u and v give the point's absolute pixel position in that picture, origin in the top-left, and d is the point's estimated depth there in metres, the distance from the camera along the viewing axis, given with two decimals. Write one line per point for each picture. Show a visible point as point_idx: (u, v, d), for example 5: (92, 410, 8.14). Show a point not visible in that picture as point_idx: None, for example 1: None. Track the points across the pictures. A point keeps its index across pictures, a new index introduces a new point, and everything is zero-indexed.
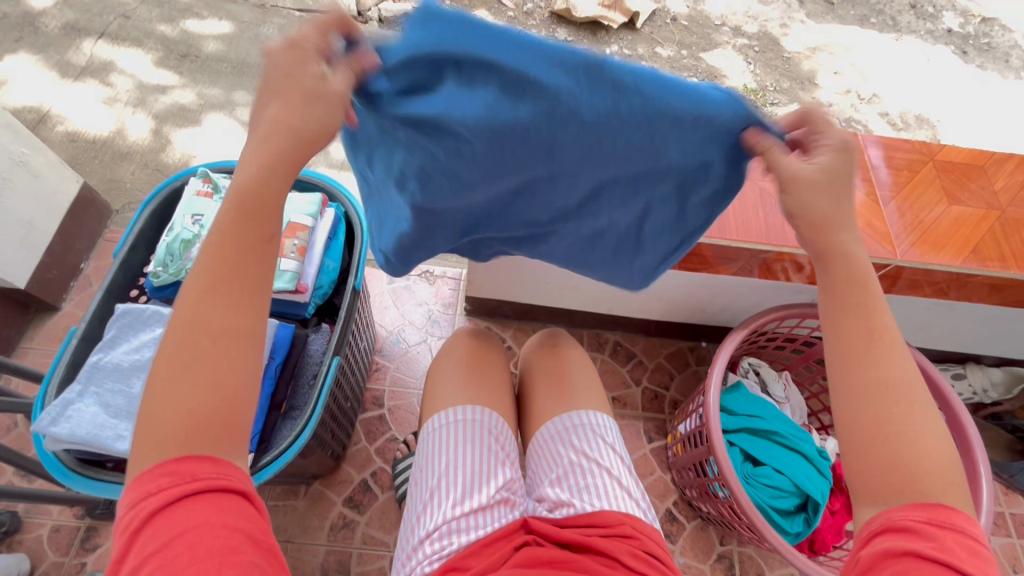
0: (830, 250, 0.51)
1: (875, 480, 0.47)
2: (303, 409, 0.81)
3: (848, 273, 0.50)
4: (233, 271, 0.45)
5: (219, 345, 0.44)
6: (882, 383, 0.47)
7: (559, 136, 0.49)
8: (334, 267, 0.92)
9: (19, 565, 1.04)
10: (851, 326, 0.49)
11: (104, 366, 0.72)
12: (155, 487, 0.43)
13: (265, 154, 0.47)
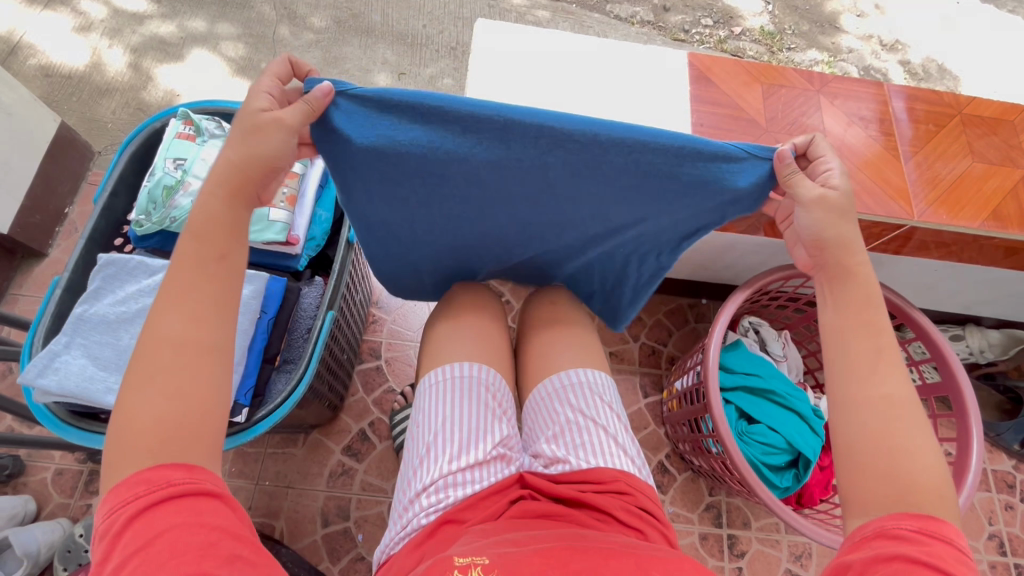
0: (849, 277, 0.56)
1: (872, 491, 0.49)
2: (297, 363, 0.79)
3: (858, 294, 0.56)
4: (193, 293, 0.48)
5: (183, 358, 0.46)
6: (882, 399, 0.51)
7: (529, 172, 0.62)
8: (327, 217, 0.88)
9: (25, 506, 1.07)
10: (856, 343, 0.54)
11: (90, 318, 0.69)
12: (132, 495, 0.43)
13: (230, 187, 0.51)
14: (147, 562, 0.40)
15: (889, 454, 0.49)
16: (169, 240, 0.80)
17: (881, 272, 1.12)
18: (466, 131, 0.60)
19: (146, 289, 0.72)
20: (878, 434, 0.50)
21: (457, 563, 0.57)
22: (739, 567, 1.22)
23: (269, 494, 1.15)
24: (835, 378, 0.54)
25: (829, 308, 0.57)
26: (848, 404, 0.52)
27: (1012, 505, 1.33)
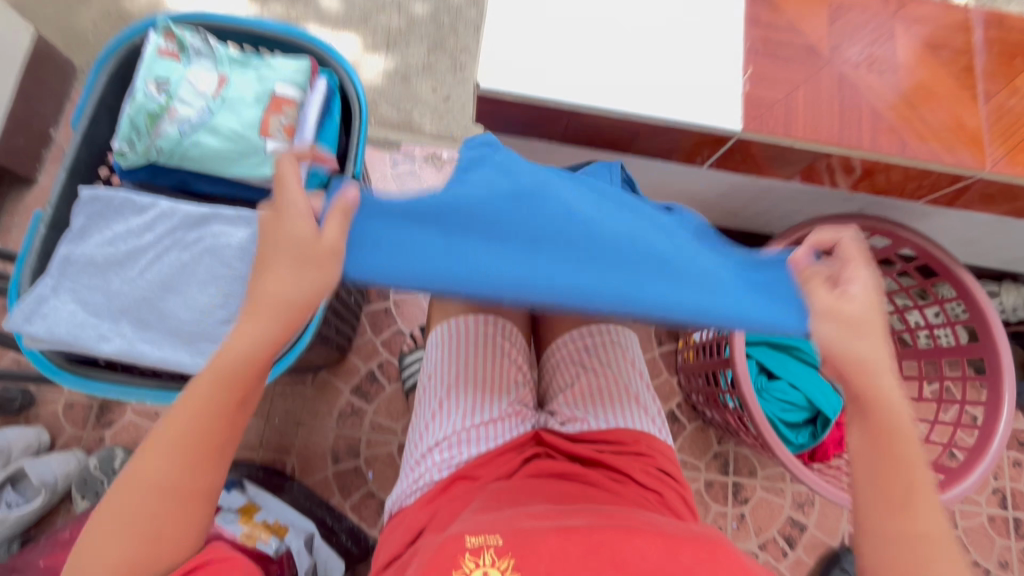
0: (874, 401, 0.50)
1: (882, 556, 0.48)
2: (302, 311, 0.75)
3: (886, 423, 0.50)
4: (188, 432, 0.49)
5: (165, 507, 0.48)
6: (911, 487, 0.49)
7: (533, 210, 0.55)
8: (330, 151, 0.80)
9: (39, 438, 1.08)
10: (882, 471, 0.50)
11: (76, 260, 0.64)
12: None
13: (259, 325, 0.49)
14: None
15: (910, 535, 0.48)
16: (158, 173, 0.73)
17: (928, 225, 1.04)
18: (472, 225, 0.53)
19: (135, 230, 0.66)
20: (893, 500, 0.49)
21: (469, 544, 0.52)
22: (742, 513, 1.24)
23: (280, 432, 1.15)
24: (863, 501, 0.50)
25: (848, 418, 0.53)
26: (868, 479, 0.50)
27: (1020, 462, 1.33)
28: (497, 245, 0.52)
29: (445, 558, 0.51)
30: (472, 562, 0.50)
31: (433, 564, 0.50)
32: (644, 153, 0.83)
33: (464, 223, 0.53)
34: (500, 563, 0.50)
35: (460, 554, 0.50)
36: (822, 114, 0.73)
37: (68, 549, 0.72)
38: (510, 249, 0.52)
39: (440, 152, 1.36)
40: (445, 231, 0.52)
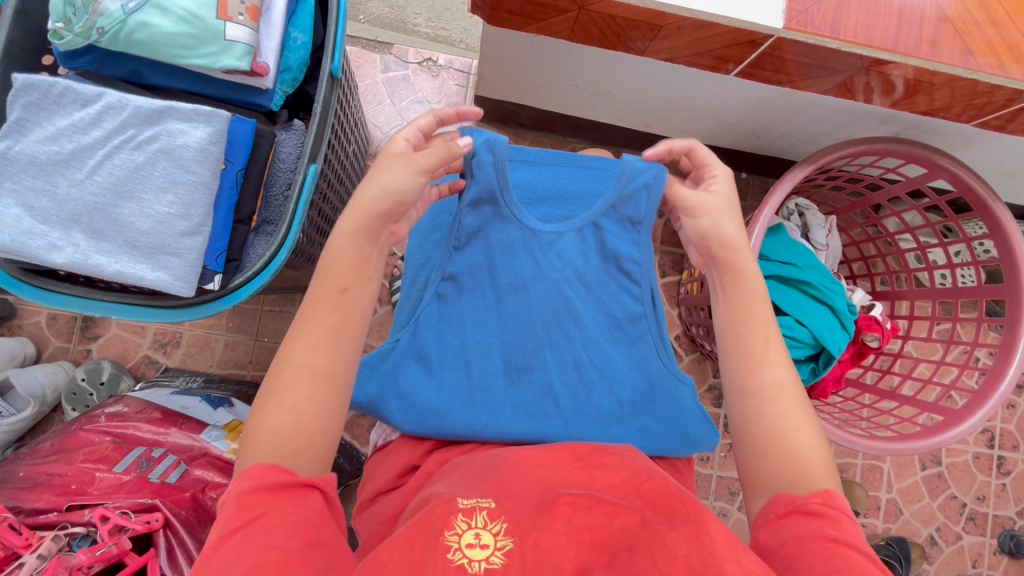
0: (753, 390, 0.59)
1: (765, 470, 0.56)
2: (278, 225, 0.68)
3: (755, 386, 0.59)
4: (338, 326, 0.55)
5: (310, 384, 0.52)
6: (774, 422, 0.57)
7: (485, 383, 0.70)
8: (304, 42, 0.69)
9: (24, 349, 1.05)
10: (753, 414, 0.58)
11: (16, 158, 0.56)
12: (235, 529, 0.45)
13: (358, 230, 0.56)
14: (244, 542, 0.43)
15: (777, 446, 0.56)
16: (105, 60, 0.63)
17: (969, 153, 0.95)
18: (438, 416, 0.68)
19: (81, 125, 0.57)
20: (765, 434, 0.57)
21: (461, 506, 0.50)
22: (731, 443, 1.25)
23: (269, 350, 1.13)
24: (738, 407, 0.60)
25: (732, 403, 0.61)
26: (742, 397, 0.60)
27: (1015, 404, 1.32)
28: (454, 420, 0.68)
29: (435, 518, 0.48)
30: (464, 524, 0.47)
31: (424, 523, 0.48)
32: (664, 56, 0.72)
33: (434, 397, 0.69)
34: (493, 527, 0.48)
35: (452, 515, 0.48)
36: (878, 12, 0.62)
37: (50, 461, 0.71)
38: (471, 375, 0.70)
39: (435, 57, 1.23)
40: (425, 415, 0.68)
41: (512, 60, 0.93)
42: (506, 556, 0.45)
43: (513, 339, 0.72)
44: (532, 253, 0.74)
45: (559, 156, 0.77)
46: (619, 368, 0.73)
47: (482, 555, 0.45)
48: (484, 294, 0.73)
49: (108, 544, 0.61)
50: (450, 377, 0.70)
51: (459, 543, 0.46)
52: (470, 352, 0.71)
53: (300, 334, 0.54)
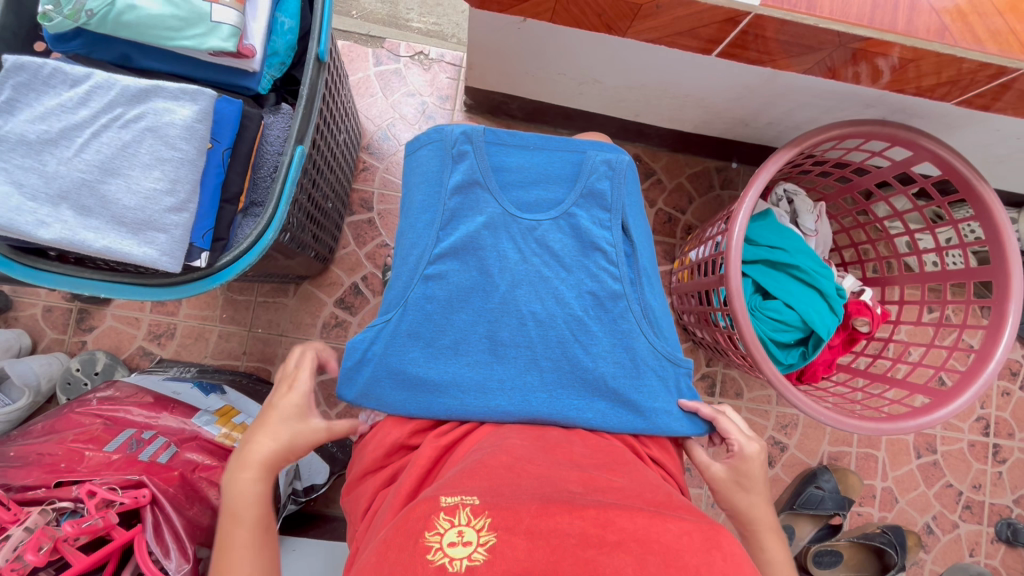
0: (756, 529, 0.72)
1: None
2: (264, 206, 0.69)
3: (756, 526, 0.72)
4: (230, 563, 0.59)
5: None
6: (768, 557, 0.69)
7: (472, 363, 0.71)
8: (291, 27, 0.70)
9: (19, 341, 1.06)
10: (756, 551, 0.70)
11: (4, 136, 0.56)
12: None
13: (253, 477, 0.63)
14: None
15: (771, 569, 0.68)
16: (95, 44, 0.64)
17: (955, 136, 0.96)
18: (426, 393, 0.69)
19: (69, 105, 0.59)
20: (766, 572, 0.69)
21: (443, 505, 0.51)
22: None
23: (263, 341, 1.14)
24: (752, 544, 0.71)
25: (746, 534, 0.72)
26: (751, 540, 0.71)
27: (1009, 392, 1.32)
28: (443, 397, 0.69)
29: (416, 519, 0.50)
30: (446, 523, 0.48)
31: (405, 526, 0.49)
32: (646, 37, 0.73)
33: (421, 375, 0.70)
34: (476, 523, 0.48)
35: (433, 515, 0.49)
36: None
37: (40, 441, 0.72)
38: (459, 355, 0.71)
39: (427, 51, 1.25)
40: (414, 392, 0.70)
41: (499, 49, 0.94)
42: (489, 551, 0.45)
43: (499, 316, 0.72)
44: (517, 234, 0.75)
45: (552, 140, 0.78)
46: (602, 345, 0.73)
47: (464, 553, 0.45)
48: (472, 274, 0.73)
49: (94, 518, 0.61)
50: (436, 356, 0.71)
51: (441, 542, 0.47)
52: (459, 332, 0.72)
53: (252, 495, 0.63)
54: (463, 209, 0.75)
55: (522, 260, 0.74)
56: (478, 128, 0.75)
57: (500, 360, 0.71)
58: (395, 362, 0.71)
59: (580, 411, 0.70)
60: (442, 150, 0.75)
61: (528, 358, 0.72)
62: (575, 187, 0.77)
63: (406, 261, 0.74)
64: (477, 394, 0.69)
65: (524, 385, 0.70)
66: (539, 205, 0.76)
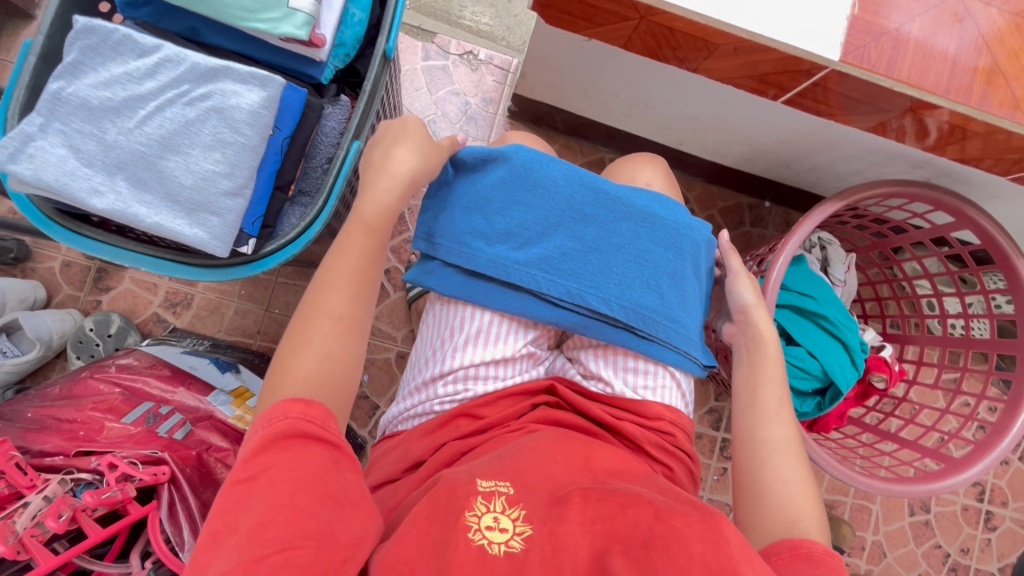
0: (753, 438, 0.63)
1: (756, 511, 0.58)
2: (315, 196, 0.68)
3: (754, 415, 0.65)
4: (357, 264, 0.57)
5: (333, 328, 0.53)
6: (768, 466, 0.60)
7: (563, 227, 0.68)
8: (361, 19, 0.69)
9: (35, 293, 1.05)
10: (760, 451, 0.62)
11: (69, 100, 0.56)
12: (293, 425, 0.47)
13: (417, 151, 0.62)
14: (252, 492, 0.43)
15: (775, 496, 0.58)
16: (164, 14, 0.63)
17: (995, 206, 0.96)
18: (528, 200, 0.68)
19: (136, 75, 0.58)
20: (763, 481, 0.59)
21: (480, 489, 0.51)
22: (725, 468, 1.24)
23: (278, 322, 1.13)
24: (749, 441, 0.63)
25: (742, 429, 0.65)
26: (756, 451, 0.62)
27: (1009, 461, 1.32)
28: (541, 217, 0.68)
29: (454, 498, 0.50)
30: (483, 506, 0.49)
31: (442, 503, 0.50)
32: (710, 75, 0.74)
33: (524, 200, 0.68)
34: (511, 513, 0.49)
35: (472, 496, 0.50)
36: (931, 57, 0.63)
37: (58, 406, 0.71)
38: (527, 198, 0.68)
39: (477, 51, 1.24)
40: (519, 191, 0.68)
41: (557, 63, 0.94)
42: (524, 541, 0.47)
43: (556, 260, 0.67)
44: (556, 264, 0.67)
45: (595, 220, 0.69)
46: (694, 303, 0.72)
47: (502, 537, 0.47)
48: (519, 211, 0.68)
49: (113, 489, 0.60)
50: (523, 193, 0.68)
51: (479, 524, 0.48)
52: (516, 210, 0.68)
53: (333, 281, 0.55)
54: (504, 260, 0.66)
55: (570, 236, 0.68)
56: (525, 156, 0.68)
57: (568, 220, 0.69)
58: (486, 170, 0.69)
59: (677, 309, 0.70)
60: (502, 177, 0.68)
61: (591, 209, 0.69)
62: (617, 252, 0.69)
63: (498, 204, 0.68)
64: (580, 215, 0.69)
65: (625, 255, 0.69)
66: (573, 256, 0.68)
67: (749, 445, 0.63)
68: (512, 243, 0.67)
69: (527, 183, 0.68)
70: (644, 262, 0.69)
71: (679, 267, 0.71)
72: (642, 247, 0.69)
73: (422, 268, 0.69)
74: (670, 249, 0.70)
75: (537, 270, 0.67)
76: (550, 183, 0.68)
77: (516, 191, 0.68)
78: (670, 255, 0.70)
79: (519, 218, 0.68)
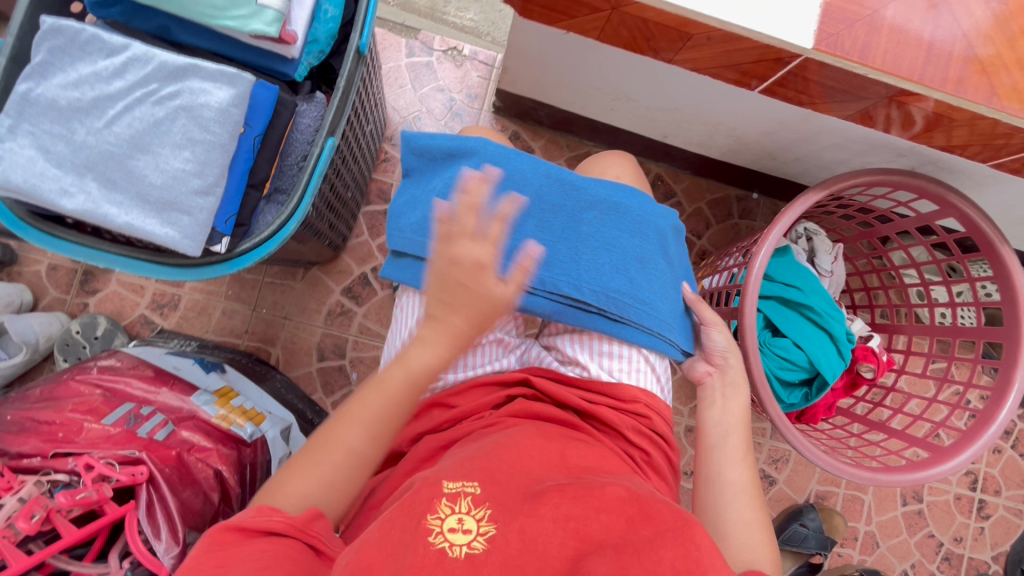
0: (717, 478, 0.69)
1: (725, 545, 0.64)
2: (290, 194, 0.68)
3: (723, 455, 0.70)
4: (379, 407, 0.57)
5: (342, 464, 0.56)
6: (735, 506, 0.66)
7: (531, 217, 0.68)
8: (334, 16, 0.69)
9: (21, 297, 1.05)
10: (724, 490, 0.67)
11: (38, 101, 0.56)
12: (272, 517, 0.50)
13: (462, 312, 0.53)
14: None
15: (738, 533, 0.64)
16: (134, 13, 0.63)
17: (981, 194, 0.95)
18: (496, 192, 0.68)
19: (104, 75, 0.57)
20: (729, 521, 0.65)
21: (445, 491, 0.51)
22: None
23: (266, 322, 1.13)
24: (718, 480, 0.68)
25: (710, 469, 0.70)
26: (724, 489, 0.67)
27: (1000, 449, 1.32)
28: None
29: (419, 501, 0.50)
30: (447, 509, 0.49)
31: (408, 507, 0.50)
32: (688, 66, 0.74)
33: None
34: (477, 513, 0.49)
35: (436, 500, 0.49)
36: (907, 42, 0.62)
37: (39, 407, 0.72)
38: (495, 190, 0.68)
39: (460, 47, 1.23)
40: None
41: (536, 56, 0.93)
42: (487, 542, 0.46)
43: (526, 250, 0.67)
44: (526, 254, 0.67)
45: (564, 209, 0.69)
46: (664, 287, 0.71)
47: (464, 540, 0.46)
48: None
49: (89, 490, 0.60)
50: (491, 185, 0.68)
51: (441, 527, 0.47)
52: None
53: (350, 418, 0.57)
54: None
55: (538, 226, 0.68)
56: (491, 148, 0.68)
57: (536, 209, 0.69)
58: (453, 164, 0.69)
59: (651, 292, 0.69)
60: (470, 170, 0.68)
61: (559, 197, 0.69)
62: (586, 240, 0.69)
63: None
64: (548, 205, 0.69)
65: (594, 243, 0.69)
66: (542, 246, 0.68)
67: (716, 483, 0.68)
68: None
69: (494, 176, 0.68)
70: (615, 248, 0.69)
71: (649, 251, 0.70)
72: (611, 233, 0.69)
73: (393, 260, 0.70)
74: (639, 234, 0.70)
75: (508, 260, 0.66)
76: (517, 175, 0.69)
77: None
78: (640, 240, 0.70)
79: None
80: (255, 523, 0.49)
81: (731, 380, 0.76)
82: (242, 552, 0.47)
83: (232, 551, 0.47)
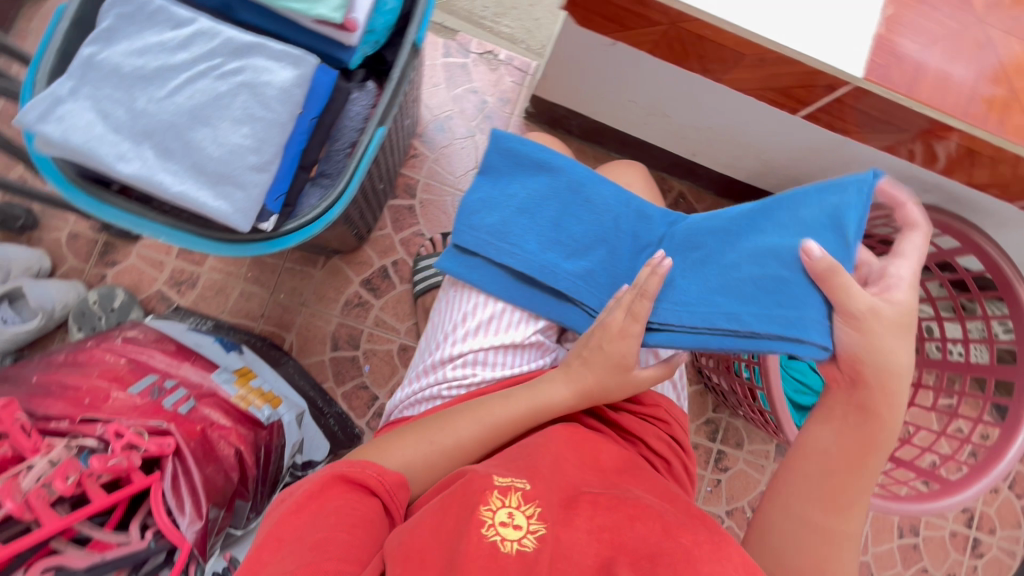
0: (790, 507, 0.62)
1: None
2: (336, 179, 0.67)
3: (819, 479, 0.62)
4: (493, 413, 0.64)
5: (443, 457, 0.61)
6: (800, 546, 0.59)
7: (607, 241, 0.68)
8: (393, 8, 0.69)
9: (40, 263, 1.05)
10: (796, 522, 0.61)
11: (101, 65, 0.57)
12: (360, 477, 0.55)
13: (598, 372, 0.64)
14: (305, 518, 0.51)
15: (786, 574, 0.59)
16: None
17: (1001, 234, 0.97)
18: (576, 212, 0.69)
19: (169, 46, 0.58)
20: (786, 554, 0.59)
21: (496, 484, 0.51)
22: (718, 480, 1.24)
23: (282, 307, 1.13)
24: (798, 508, 0.61)
25: (791, 484, 0.63)
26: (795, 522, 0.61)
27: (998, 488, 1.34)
28: (588, 231, 0.68)
29: (471, 492, 0.51)
30: (499, 501, 0.49)
31: (461, 498, 0.50)
32: (737, 86, 0.75)
33: (573, 211, 0.69)
34: (526, 509, 0.49)
35: (488, 491, 0.50)
36: (952, 79, 0.64)
37: (63, 372, 0.71)
38: (576, 211, 0.69)
39: (496, 51, 1.25)
40: (569, 203, 0.69)
41: (578, 65, 0.95)
42: (538, 541, 0.46)
43: (594, 275, 0.68)
44: (593, 279, 0.68)
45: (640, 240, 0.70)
46: (730, 276, 0.61)
47: (515, 536, 0.46)
48: (567, 220, 0.68)
49: (119, 457, 0.60)
50: (572, 205, 0.69)
51: (493, 519, 0.47)
52: (564, 217, 0.68)
53: (457, 418, 0.63)
54: (546, 268, 0.67)
55: (611, 252, 0.68)
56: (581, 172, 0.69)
57: (612, 235, 0.69)
58: (540, 178, 0.70)
59: (712, 289, 0.61)
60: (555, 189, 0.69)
61: (637, 229, 0.70)
62: None
63: (548, 212, 0.68)
64: (624, 235, 0.69)
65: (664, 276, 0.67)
66: (610, 272, 0.68)
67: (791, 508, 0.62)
68: (553, 248, 0.68)
69: (579, 198, 0.69)
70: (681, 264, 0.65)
71: (722, 253, 0.63)
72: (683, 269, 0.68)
73: (456, 257, 0.70)
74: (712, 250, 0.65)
75: (576, 281, 0.67)
76: (600, 200, 0.69)
77: (566, 203, 0.69)
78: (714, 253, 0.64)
79: (566, 228, 0.68)
80: (354, 473, 0.55)
81: (866, 403, 0.62)
82: (333, 501, 0.52)
83: (322, 500, 0.53)
